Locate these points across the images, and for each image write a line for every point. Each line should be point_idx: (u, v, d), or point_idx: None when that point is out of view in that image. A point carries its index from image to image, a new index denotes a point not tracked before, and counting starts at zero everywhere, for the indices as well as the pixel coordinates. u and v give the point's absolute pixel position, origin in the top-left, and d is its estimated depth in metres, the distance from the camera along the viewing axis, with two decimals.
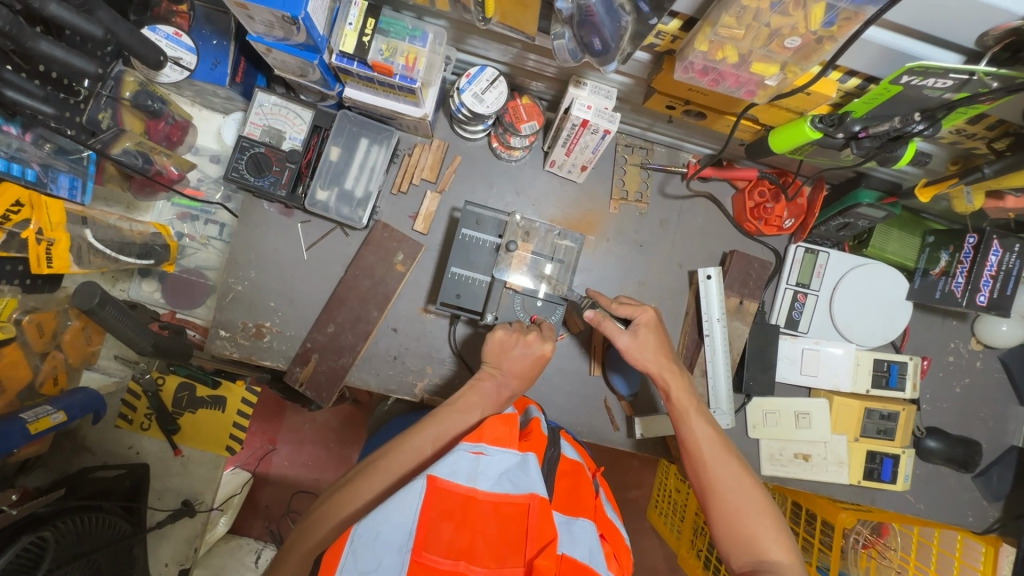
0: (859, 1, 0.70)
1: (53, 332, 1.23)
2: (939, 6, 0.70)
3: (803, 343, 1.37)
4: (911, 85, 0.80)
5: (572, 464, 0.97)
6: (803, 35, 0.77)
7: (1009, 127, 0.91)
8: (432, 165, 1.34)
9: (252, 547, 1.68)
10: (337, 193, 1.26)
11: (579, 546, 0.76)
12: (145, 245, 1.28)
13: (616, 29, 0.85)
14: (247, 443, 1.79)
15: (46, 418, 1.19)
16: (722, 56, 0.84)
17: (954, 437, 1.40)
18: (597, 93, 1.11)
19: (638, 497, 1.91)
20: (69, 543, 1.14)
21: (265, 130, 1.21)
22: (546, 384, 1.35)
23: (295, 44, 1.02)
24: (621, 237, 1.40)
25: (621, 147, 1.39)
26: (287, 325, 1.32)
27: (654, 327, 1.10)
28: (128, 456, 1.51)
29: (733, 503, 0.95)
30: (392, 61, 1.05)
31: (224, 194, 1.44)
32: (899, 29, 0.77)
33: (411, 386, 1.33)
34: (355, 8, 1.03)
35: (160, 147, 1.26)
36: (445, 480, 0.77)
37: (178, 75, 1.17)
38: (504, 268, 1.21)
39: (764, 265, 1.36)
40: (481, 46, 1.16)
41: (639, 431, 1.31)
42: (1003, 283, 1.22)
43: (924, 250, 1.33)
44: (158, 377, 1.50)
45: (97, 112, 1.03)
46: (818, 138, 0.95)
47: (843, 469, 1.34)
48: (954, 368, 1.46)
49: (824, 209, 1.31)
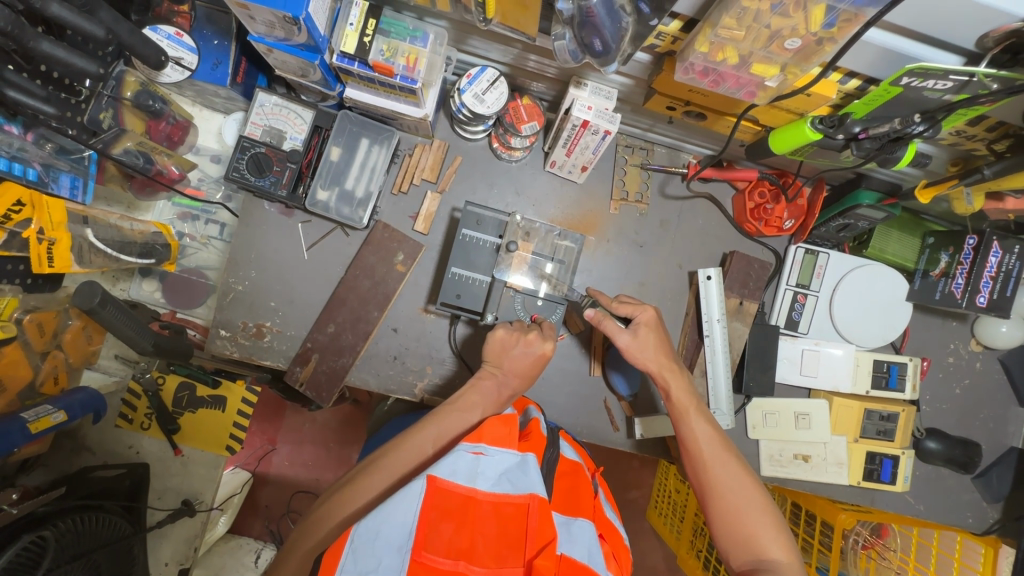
0: (859, 3, 0.70)
1: (53, 331, 1.23)
2: (940, 8, 0.70)
3: (803, 344, 1.37)
4: (911, 87, 0.81)
5: (571, 465, 0.97)
6: (803, 36, 0.77)
7: (1008, 128, 0.92)
8: (432, 165, 1.35)
9: (252, 547, 1.68)
10: (337, 193, 1.26)
11: (578, 547, 0.76)
12: (146, 245, 1.29)
13: (617, 30, 0.85)
14: (247, 443, 1.79)
15: (46, 417, 1.19)
16: (722, 57, 0.84)
17: (954, 438, 1.40)
18: (598, 94, 1.11)
19: (638, 497, 1.91)
20: (68, 543, 1.14)
21: (266, 130, 1.21)
22: (546, 384, 1.36)
23: (296, 44, 1.02)
24: (621, 237, 1.40)
25: (621, 148, 1.39)
26: (287, 326, 1.32)
27: (654, 327, 1.10)
28: (128, 456, 1.51)
29: (732, 502, 0.95)
30: (393, 61, 1.05)
31: (224, 194, 1.44)
32: (899, 31, 0.77)
33: (411, 386, 1.33)
34: (355, 9, 1.03)
35: (161, 147, 1.26)
36: (445, 480, 0.77)
37: (179, 75, 1.17)
38: (504, 268, 1.21)
39: (764, 266, 1.36)
40: (481, 47, 1.16)
41: (639, 432, 1.31)
42: (1002, 284, 1.21)
43: (924, 251, 1.33)
44: (158, 377, 1.50)
45: (98, 112, 1.04)
46: (819, 139, 0.96)
47: (843, 470, 1.34)
48: (954, 369, 1.46)
49: (824, 210, 1.31)
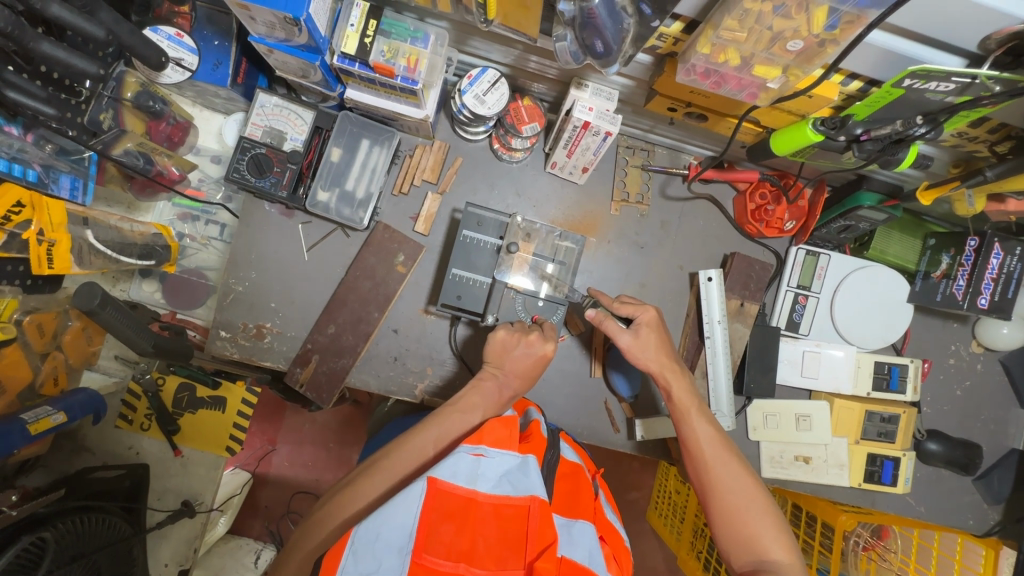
0: (862, 4, 0.70)
1: (53, 332, 1.23)
2: (943, 10, 0.70)
3: (804, 345, 1.37)
4: (913, 89, 0.80)
5: (571, 466, 0.97)
6: (806, 38, 0.77)
7: (1010, 129, 0.91)
8: (432, 166, 1.34)
9: (252, 547, 1.68)
10: (338, 194, 1.26)
11: (579, 548, 0.76)
12: (146, 246, 1.29)
13: (618, 31, 0.84)
14: (247, 443, 1.78)
15: (46, 418, 1.19)
16: (724, 58, 0.84)
17: (954, 440, 1.40)
18: (598, 95, 1.10)
19: (638, 498, 1.91)
20: (68, 544, 1.14)
21: (266, 131, 1.21)
22: (546, 385, 1.35)
23: (296, 45, 1.02)
24: (621, 239, 1.40)
25: (621, 149, 1.39)
26: (287, 327, 1.32)
27: (655, 327, 1.10)
28: (128, 457, 1.50)
29: (733, 503, 0.95)
30: (394, 62, 1.05)
31: (224, 194, 1.44)
32: (901, 33, 0.77)
33: (411, 388, 1.33)
34: (356, 10, 1.03)
35: (161, 147, 1.26)
36: (445, 482, 0.77)
37: (179, 75, 1.17)
38: (505, 270, 1.21)
39: (765, 267, 1.36)
40: (482, 48, 1.16)
41: (639, 433, 1.31)
42: (1003, 287, 1.21)
43: (925, 253, 1.33)
44: (158, 378, 1.49)
45: (98, 113, 1.03)
46: (820, 141, 0.95)
47: (844, 472, 1.34)
48: (955, 370, 1.46)
49: (824, 211, 1.31)
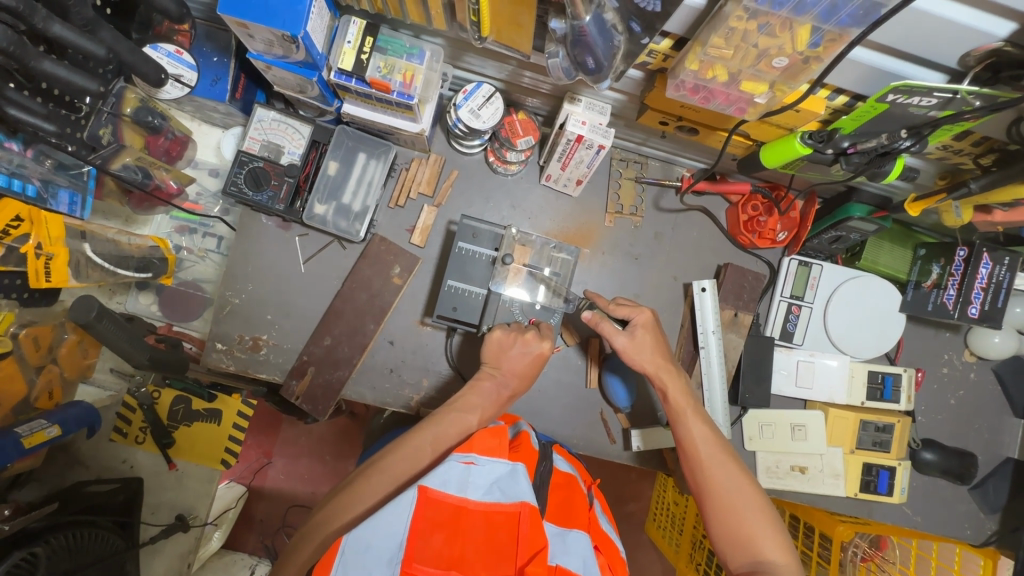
0: (844, 23, 0.72)
1: (49, 345, 1.25)
2: (924, 28, 0.72)
3: (798, 355, 1.38)
4: (897, 103, 0.82)
5: (566, 477, 0.97)
6: (790, 55, 0.79)
7: (994, 143, 0.93)
8: (429, 178, 1.36)
9: (246, 563, 1.66)
10: (334, 207, 1.27)
11: (573, 557, 0.77)
12: (143, 259, 1.30)
13: (609, 48, 0.86)
14: (243, 456, 1.77)
15: (41, 432, 1.20)
16: (712, 74, 0.86)
17: (949, 449, 1.40)
18: (592, 109, 1.12)
19: (636, 510, 1.90)
20: (60, 560, 1.13)
21: (264, 145, 1.23)
22: (541, 395, 1.36)
23: (294, 61, 1.04)
24: (616, 250, 1.42)
25: (615, 161, 1.41)
26: (284, 338, 1.33)
27: (651, 329, 1.11)
28: (122, 470, 1.49)
29: (730, 503, 0.95)
30: (390, 77, 1.07)
31: (223, 207, 1.46)
32: (881, 50, 0.79)
33: (407, 399, 1.33)
34: (353, 27, 1.05)
35: (159, 162, 1.28)
36: (436, 491, 0.77)
37: (178, 91, 1.18)
38: (501, 281, 1.22)
39: (758, 278, 1.37)
40: (477, 63, 1.18)
41: (637, 444, 1.32)
42: (993, 295, 1.22)
43: (916, 262, 1.35)
44: (153, 391, 1.49)
45: (98, 129, 1.05)
46: (808, 154, 0.97)
47: (840, 482, 1.35)
48: (948, 379, 1.47)
49: (817, 222, 1.32)
